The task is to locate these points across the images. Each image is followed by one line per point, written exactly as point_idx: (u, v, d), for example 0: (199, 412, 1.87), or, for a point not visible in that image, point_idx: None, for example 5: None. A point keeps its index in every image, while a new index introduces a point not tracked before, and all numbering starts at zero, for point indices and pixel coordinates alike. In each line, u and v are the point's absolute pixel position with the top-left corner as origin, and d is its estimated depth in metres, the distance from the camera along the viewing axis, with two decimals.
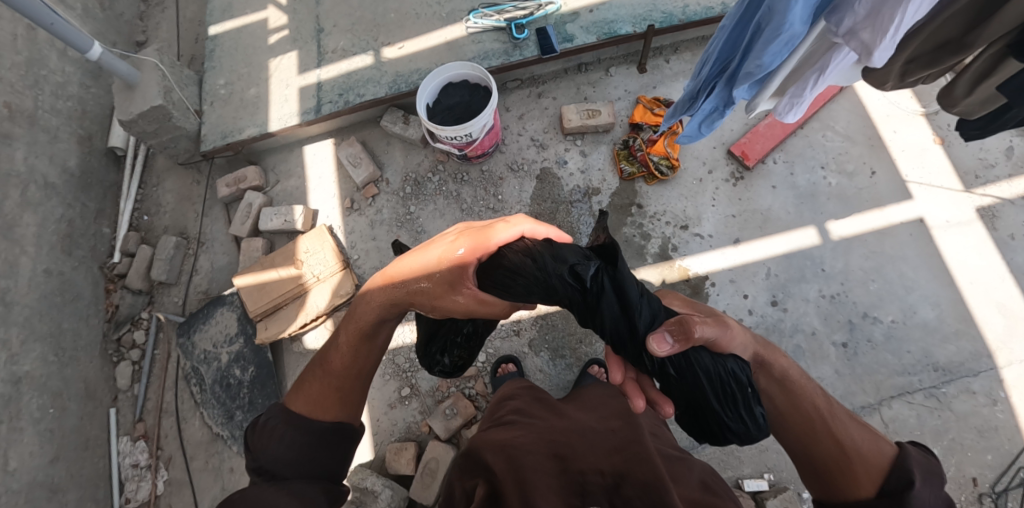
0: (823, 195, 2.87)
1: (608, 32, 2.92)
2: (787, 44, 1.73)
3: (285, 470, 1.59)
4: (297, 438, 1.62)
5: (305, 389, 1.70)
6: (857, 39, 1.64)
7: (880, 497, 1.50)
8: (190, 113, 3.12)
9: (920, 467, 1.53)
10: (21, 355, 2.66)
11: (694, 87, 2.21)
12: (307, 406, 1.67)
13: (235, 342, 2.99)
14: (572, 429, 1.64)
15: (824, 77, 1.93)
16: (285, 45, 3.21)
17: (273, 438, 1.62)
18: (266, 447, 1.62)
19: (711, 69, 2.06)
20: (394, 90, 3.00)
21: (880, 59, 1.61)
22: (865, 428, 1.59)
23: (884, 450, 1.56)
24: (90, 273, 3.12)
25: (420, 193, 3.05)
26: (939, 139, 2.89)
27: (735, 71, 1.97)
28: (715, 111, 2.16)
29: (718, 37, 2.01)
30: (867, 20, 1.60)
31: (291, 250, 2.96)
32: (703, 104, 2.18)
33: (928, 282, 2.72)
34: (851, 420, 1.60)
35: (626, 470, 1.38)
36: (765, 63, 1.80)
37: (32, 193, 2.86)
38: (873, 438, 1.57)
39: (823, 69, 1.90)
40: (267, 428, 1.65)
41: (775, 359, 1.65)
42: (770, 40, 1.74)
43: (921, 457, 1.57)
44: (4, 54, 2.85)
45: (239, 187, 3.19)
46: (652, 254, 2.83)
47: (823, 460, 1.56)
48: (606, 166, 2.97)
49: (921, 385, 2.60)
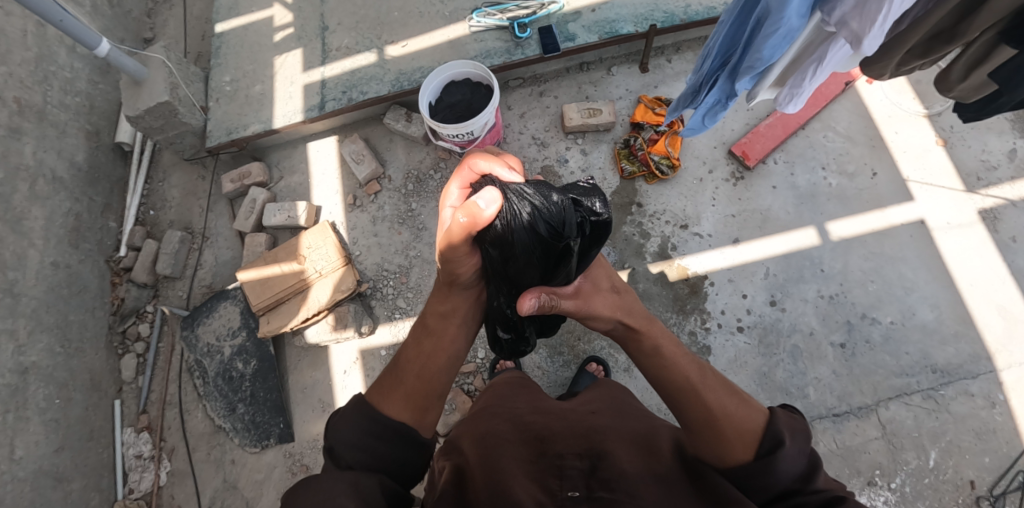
0: (823, 195, 2.88)
1: (610, 31, 2.93)
2: (786, 37, 1.72)
3: (351, 459, 1.45)
4: (370, 428, 1.49)
5: (386, 381, 1.58)
6: (846, 28, 1.66)
7: (756, 460, 1.38)
8: (196, 109, 3.17)
9: (792, 428, 1.43)
10: (28, 346, 2.71)
11: (696, 81, 2.21)
12: (383, 397, 1.54)
13: (238, 335, 3.02)
14: (553, 409, 1.67)
15: (823, 68, 1.93)
16: (290, 43, 3.25)
17: (345, 422, 1.50)
18: (337, 428, 1.49)
19: (713, 62, 2.05)
20: (397, 87, 3.03)
21: (869, 47, 1.63)
22: (737, 393, 1.47)
23: (758, 414, 1.44)
24: (97, 266, 3.17)
25: (422, 191, 3.08)
26: (942, 140, 2.88)
27: (737, 65, 1.96)
28: (718, 104, 2.16)
29: (718, 31, 2.00)
30: (855, 10, 1.62)
31: (294, 246, 2.99)
32: (705, 97, 2.17)
33: (928, 283, 2.72)
34: (722, 383, 1.49)
35: (603, 453, 1.41)
36: (765, 56, 1.79)
37: (40, 187, 2.91)
38: (745, 399, 1.47)
39: (821, 59, 1.91)
40: (347, 409, 1.52)
41: (652, 329, 1.56)
42: (770, 33, 1.73)
43: (795, 418, 1.47)
44: (14, 50, 2.90)
45: (243, 183, 3.22)
46: (651, 253, 2.84)
47: (698, 421, 1.43)
48: (606, 165, 2.98)
49: (919, 386, 2.60)
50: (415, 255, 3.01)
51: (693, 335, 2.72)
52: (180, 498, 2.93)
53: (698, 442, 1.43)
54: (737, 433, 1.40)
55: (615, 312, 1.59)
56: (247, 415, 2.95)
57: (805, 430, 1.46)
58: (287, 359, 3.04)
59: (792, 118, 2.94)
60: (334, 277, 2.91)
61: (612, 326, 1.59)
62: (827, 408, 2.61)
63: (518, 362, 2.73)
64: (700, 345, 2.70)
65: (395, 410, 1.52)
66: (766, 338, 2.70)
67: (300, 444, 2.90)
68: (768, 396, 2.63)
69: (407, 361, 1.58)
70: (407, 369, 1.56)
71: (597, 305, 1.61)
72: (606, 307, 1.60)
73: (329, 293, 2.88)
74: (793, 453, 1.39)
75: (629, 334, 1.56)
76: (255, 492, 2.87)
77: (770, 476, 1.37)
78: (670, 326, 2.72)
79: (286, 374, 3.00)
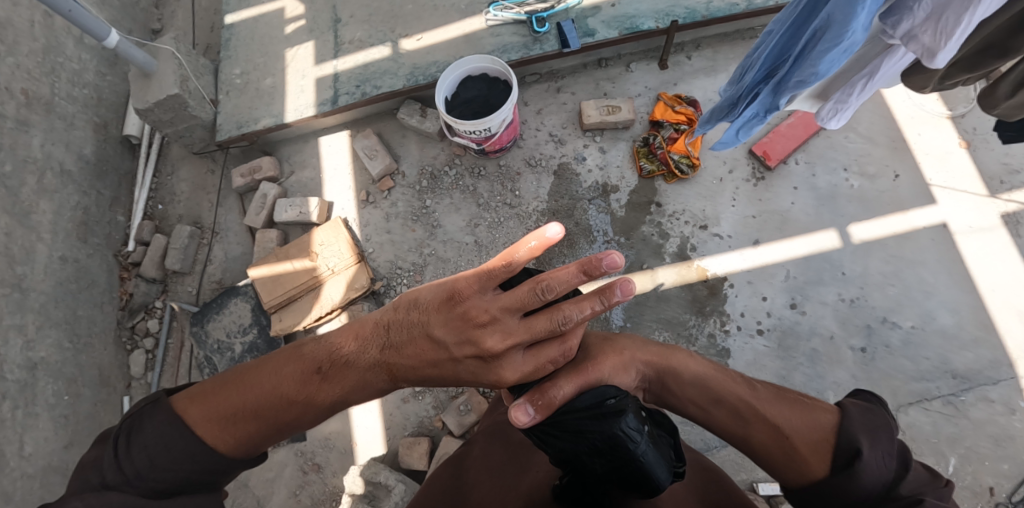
0: (843, 197, 2.84)
1: (630, 27, 2.87)
2: (846, 51, 1.64)
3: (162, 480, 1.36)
4: (182, 449, 1.38)
5: (208, 400, 1.42)
6: (916, 42, 1.59)
7: (833, 474, 1.39)
8: (205, 102, 3.11)
9: (866, 429, 1.43)
10: (37, 341, 2.67)
11: (734, 93, 2.14)
12: (201, 415, 1.41)
13: (248, 332, 2.98)
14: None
15: (873, 83, 1.89)
16: (302, 35, 3.18)
17: (156, 433, 1.39)
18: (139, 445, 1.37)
19: (757, 73, 1.96)
20: (412, 82, 2.96)
21: (943, 60, 1.55)
22: (797, 403, 1.50)
23: (827, 418, 1.46)
24: (105, 261, 3.12)
25: (436, 187, 3.02)
26: (964, 143, 2.85)
27: (784, 78, 1.88)
28: (755, 117, 2.08)
29: (768, 40, 1.91)
30: (926, 23, 1.54)
31: (306, 243, 2.94)
32: (742, 110, 2.09)
33: (948, 287, 2.69)
34: (778, 397, 1.52)
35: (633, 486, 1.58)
36: (820, 70, 1.73)
37: (48, 180, 2.86)
38: (809, 407, 1.49)
39: (873, 72, 1.86)
40: (154, 430, 1.38)
41: (675, 357, 1.62)
42: (828, 46, 1.65)
43: (872, 417, 1.47)
44: (21, 41, 2.83)
45: (254, 177, 3.16)
46: (669, 254, 2.80)
47: (764, 447, 1.47)
48: (625, 163, 2.93)
49: (939, 392, 2.58)
50: (429, 253, 2.94)
51: (712, 337, 2.69)
52: None
53: (773, 464, 1.47)
54: (806, 445, 1.42)
55: (626, 358, 1.60)
56: None
57: (885, 423, 1.46)
58: None
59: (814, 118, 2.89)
60: (347, 275, 2.88)
61: (638, 374, 1.62)
62: None
63: None
64: (719, 348, 2.67)
65: (212, 437, 1.40)
66: (785, 341, 2.67)
67: (312, 442, 2.79)
68: None
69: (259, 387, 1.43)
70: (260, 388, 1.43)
71: (602, 366, 1.55)
72: (614, 362, 1.58)
73: (342, 291, 2.86)
74: (872, 458, 1.38)
75: (658, 370, 1.61)
76: (265, 490, 2.76)
77: (851, 488, 1.37)
78: (689, 327, 2.69)
79: None
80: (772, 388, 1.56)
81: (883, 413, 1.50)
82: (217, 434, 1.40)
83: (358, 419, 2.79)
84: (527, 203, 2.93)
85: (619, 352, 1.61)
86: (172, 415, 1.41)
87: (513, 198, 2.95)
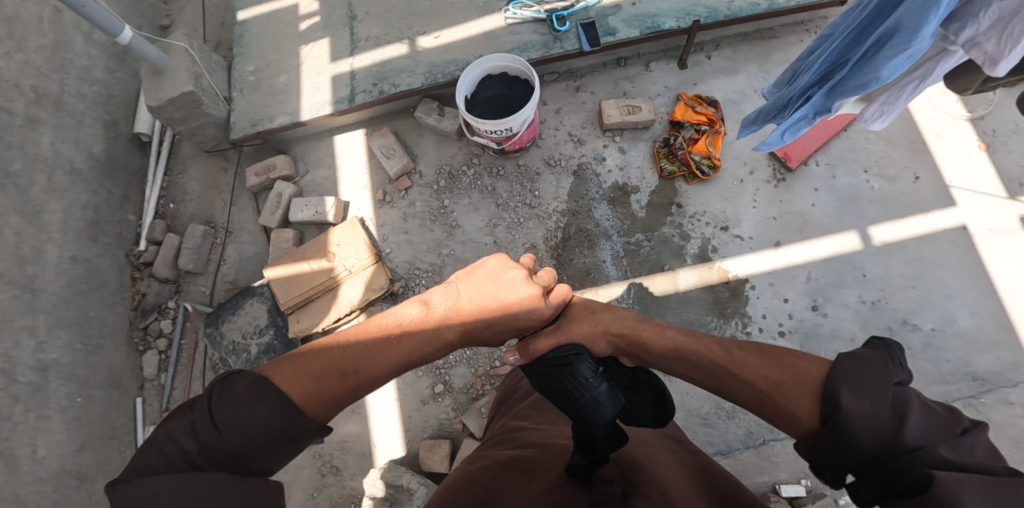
0: (864, 199, 2.83)
1: (651, 26, 2.85)
2: (913, 57, 1.64)
3: (232, 450, 1.26)
4: (264, 415, 1.28)
5: (298, 367, 1.38)
6: (979, 50, 1.58)
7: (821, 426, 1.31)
8: (219, 100, 3.06)
9: (855, 384, 1.29)
10: (49, 343, 2.63)
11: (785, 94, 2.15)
12: (290, 376, 1.36)
13: (265, 333, 2.95)
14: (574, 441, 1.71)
15: (924, 85, 1.86)
16: (316, 32, 3.13)
17: (245, 391, 1.30)
18: (226, 400, 1.29)
19: (812, 75, 1.97)
20: (430, 80, 2.93)
21: (1005, 69, 1.55)
22: (780, 360, 1.42)
23: (816, 370, 1.37)
24: (116, 260, 3.07)
25: (454, 187, 2.99)
26: (984, 145, 2.84)
27: (841, 82, 1.89)
28: (803, 120, 2.09)
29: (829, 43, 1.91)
30: (992, 30, 1.54)
31: (323, 243, 2.91)
32: (791, 112, 2.10)
33: (968, 290, 2.69)
34: (758, 355, 1.46)
35: (637, 479, 1.45)
36: (883, 76, 1.72)
37: (58, 179, 2.81)
38: (794, 362, 1.41)
39: (925, 76, 1.83)
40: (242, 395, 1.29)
41: (647, 330, 1.60)
42: (896, 51, 1.65)
43: (864, 359, 1.33)
44: (30, 37, 2.77)
45: (268, 176, 3.12)
46: (691, 255, 2.79)
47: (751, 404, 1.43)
48: (645, 164, 2.92)
49: (959, 394, 2.58)
50: (447, 254, 2.92)
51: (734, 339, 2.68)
52: None
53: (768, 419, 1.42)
54: (784, 393, 1.37)
55: (595, 330, 1.64)
56: None
57: (882, 374, 1.29)
58: None
59: (835, 120, 2.87)
60: (364, 275, 2.84)
61: (609, 343, 1.64)
62: None
63: None
64: None
65: (300, 395, 1.35)
66: (807, 344, 2.67)
67: (329, 444, 2.76)
68: None
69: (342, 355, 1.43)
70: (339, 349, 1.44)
71: (572, 329, 1.64)
72: (585, 329, 1.64)
73: (360, 292, 2.82)
74: (866, 405, 1.26)
75: (631, 343, 1.61)
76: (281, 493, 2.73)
77: (846, 441, 1.26)
78: (711, 329, 2.68)
79: None
80: (754, 346, 1.49)
81: (886, 353, 1.34)
82: (302, 396, 1.35)
83: (377, 422, 2.77)
84: (546, 203, 2.91)
85: (594, 322, 1.66)
86: (255, 380, 1.32)
87: (533, 198, 2.93)
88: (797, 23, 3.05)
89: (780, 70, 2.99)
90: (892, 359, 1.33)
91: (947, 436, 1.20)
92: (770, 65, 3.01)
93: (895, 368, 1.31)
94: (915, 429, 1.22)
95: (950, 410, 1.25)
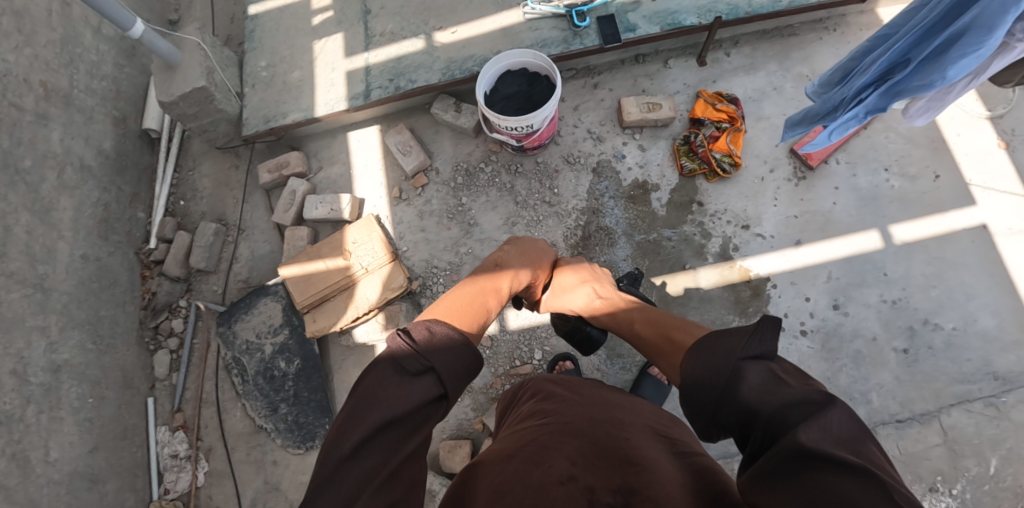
0: (885, 198, 2.81)
1: (672, 22, 2.81)
2: (980, 58, 1.76)
3: (440, 379, 1.35)
4: (457, 350, 1.42)
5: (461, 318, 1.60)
6: None
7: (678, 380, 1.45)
8: (231, 95, 3.01)
9: (713, 350, 1.36)
10: (60, 343, 2.58)
11: (836, 96, 2.24)
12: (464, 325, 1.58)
13: (279, 333, 2.90)
14: (577, 427, 1.51)
15: (976, 82, 1.94)
16: (330, 27, 3.08)
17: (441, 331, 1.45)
18: (418, 343, 1.39)
19: (870, 77, 2.05)
20: (448, 76, 2.89)
21: None
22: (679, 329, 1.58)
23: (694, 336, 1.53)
24: (126, 259, 3.02)
25: (472, 184, 2.96)
26: (1003, 144, 2.83)
27: (899, 82, 2.01)
28: (854, 119, 2.19)
29: (890, 46, 1.99)
30: None
31: (338, 241, 2.86)
32: (841, 113, 2.21)
33: (989, 289, 2.67)
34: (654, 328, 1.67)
35: (636, 487, 1.29)
36: (950, 75, 1.84)
37: (68, 175, 2.75)
38: (678, 334, 1.57)
39: (978, 72, 1.91)
40: (438, 339, 1.42)
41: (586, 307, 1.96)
42: (965, 51, 1.77)
43: (733, 329, 1.37)
44: (39, 31, 2.71)
45: (281, 173, 3.08)
46: (712, 254, 2.78)
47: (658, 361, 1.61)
48: (665, 161, 2.91)
49: (980, 393, 2.56)
50: (465, 252, 2.89)
51: None
52: (219, 499, 2.82)
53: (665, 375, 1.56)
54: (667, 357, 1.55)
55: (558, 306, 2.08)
56: (290, 415, 2.83)
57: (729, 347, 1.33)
58: (331, 358, 2.94)
59: None
60: (382, 274, 2.80)
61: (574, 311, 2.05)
62: (890, 414, 2.57)
63: (577, 364, 2.68)
64: None
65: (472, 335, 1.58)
66: (829, 343, 2.66)
67: None
68: None
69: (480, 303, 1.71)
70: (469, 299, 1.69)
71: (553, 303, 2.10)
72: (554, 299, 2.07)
73: (378, 291, 2.78)
74: (717, 366, 1.32)
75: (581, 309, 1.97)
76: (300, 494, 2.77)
77: (697, 395, 1.34)
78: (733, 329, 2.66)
79: (331, 373, 2.90)
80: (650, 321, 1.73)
81: (759, 328, 1.33)
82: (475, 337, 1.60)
83: None
84: (566, 201, 2.88)
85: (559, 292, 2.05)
86: (452, 334, 1.45)
87: (552, 196, 2.90)
88: (817, 21, 3.02)
89: (800, 68, 2.97)
90: (759, 334, 1.32)
91: (793, 403, 1.17)
92: (790, 62, 2.99)
93: (753, 340, 1.32)
94: (752, 390, 1.23)
95: (807, 386, 1.20)
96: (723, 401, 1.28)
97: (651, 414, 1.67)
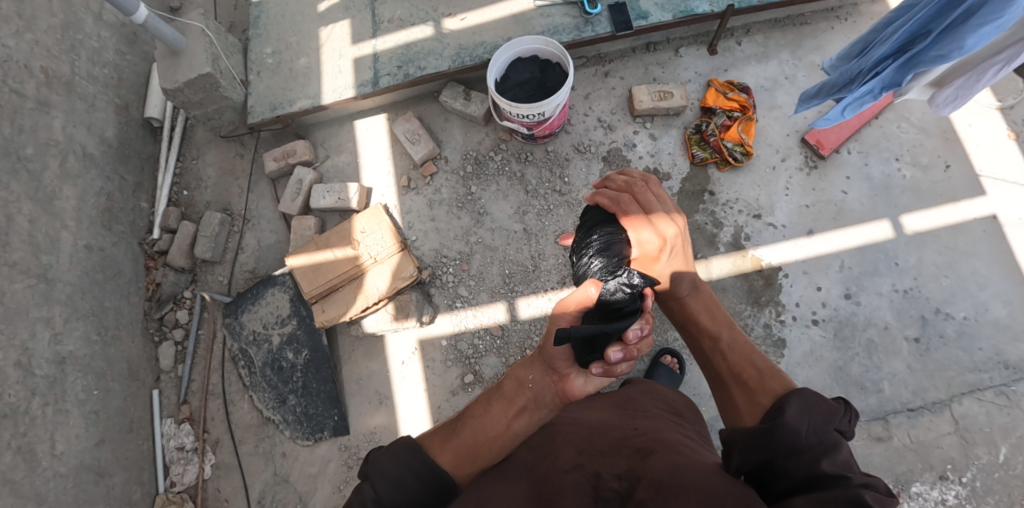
0: (897, 188, 2.80)
1: (685, 10, 2.78)
2: (1002, 27, 1.76)
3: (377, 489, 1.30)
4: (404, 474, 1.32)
5: (443, 443, 1.41)
6: None
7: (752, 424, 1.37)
8: (236, 83, 2.95)
9: (806, 407, 1.28)
10: (65, 334, 2.53)
11: (853, 70, 2.25)
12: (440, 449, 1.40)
13: (287, 324, 2.86)
14: (587, 425, 1.51)
15: (1005, 71, 1.93)
16: (337, 13, 3.03)
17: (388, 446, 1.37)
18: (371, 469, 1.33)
19: (888, 48, 2.07)
20: (458, 63, 2.85)
21: None
22: (764, 366, 1.44)
23: (785, 383, 1.39)
24: (130, 249, 2.97)
25: (481, 173, 2.95)
26: (1014, 134, 2.81)
27: (918, 54, 2.00)
28: (869, 94, 2.19)
29: (910, 16, 2.00)
30: None
31: (347, 230, 2.81)
32: (858, 87, 2.20)
33: (1000, 279, 2.66)
34: (734, 361, 1.48)
35: (641, 473, 1.26)
36: (968, 45, 1.83)
37: (71, 164, 2.69)
38: (762, 377, 1.42)
39: (1009, 61, 1.89)
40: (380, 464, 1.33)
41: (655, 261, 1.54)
42: (986, 19, 1.77)
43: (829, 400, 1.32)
44: (40, 16, 2.65)
45: (287, 161, 3.04)
46: (724, 243, 2.78)
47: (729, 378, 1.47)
48: (676, 150, 2.90)
49: (992, 382, 2.55)
50: (476, 242, 2.89)
51: (768, 327, 2.67)
52: (227, 492, 2.78)
53: (727, 402, 1.46)
54: (746, 399, 1.41)
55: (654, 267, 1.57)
56: (298, 407, 2.80)
57: (826, 419, 1.27)
58: (340, 349, 2.92)
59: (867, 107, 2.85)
60: (391, 263, 2.76)
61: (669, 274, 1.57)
62: (902, 403, 2.56)
63: None
64: (775, 338, 2.66)
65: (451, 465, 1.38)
66: (842, 332, 2.65)
67: (357, 436, 2.78)
68: (843, 390, 2.59)
69: (467, 428, 1.41)
70: (461, 429, 1.42)
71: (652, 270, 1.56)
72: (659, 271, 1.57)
73: (388, 280, 2.74)
74: (815, 427, 1.26)
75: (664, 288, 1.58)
76: (309, 486, 2.75)
77: (776, 440, 1.25)
78: (745, 318, 2.68)
79: (340, 364, 2.87)
80: (733, 347, 1.50)
81: (847, 410, 1.33)
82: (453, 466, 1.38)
83: (406, 413, 2.77)
84: (576, 190, 2.88)
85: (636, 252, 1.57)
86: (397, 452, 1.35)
87: (562, 185, 2.90)
88: (828, 10, 3.01)
89: (813, 56, 2.96)
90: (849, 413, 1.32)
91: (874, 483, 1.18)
92: (802, 51, 2.97)
93: (845, 419, 1.31)
94: (840, 461, 1.22)
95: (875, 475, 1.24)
96: (800, 454, 1.23)
97: (661, 406, 1.66)
